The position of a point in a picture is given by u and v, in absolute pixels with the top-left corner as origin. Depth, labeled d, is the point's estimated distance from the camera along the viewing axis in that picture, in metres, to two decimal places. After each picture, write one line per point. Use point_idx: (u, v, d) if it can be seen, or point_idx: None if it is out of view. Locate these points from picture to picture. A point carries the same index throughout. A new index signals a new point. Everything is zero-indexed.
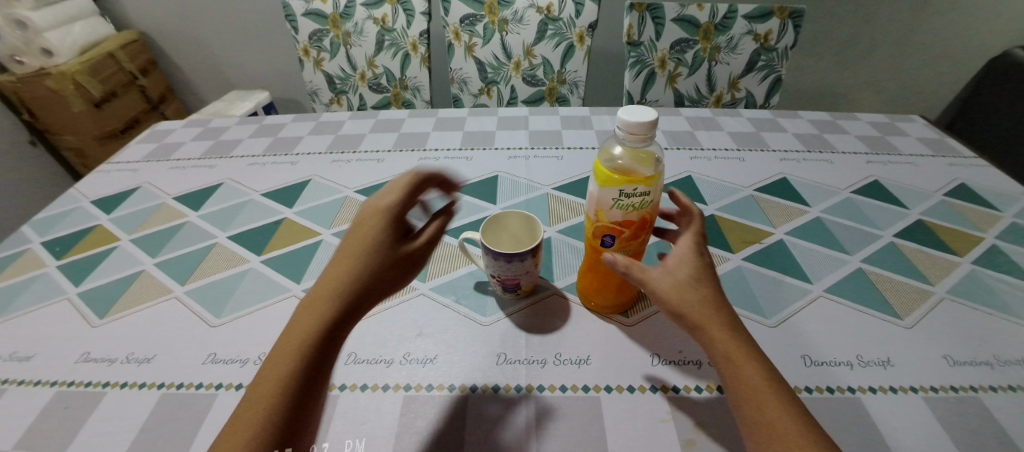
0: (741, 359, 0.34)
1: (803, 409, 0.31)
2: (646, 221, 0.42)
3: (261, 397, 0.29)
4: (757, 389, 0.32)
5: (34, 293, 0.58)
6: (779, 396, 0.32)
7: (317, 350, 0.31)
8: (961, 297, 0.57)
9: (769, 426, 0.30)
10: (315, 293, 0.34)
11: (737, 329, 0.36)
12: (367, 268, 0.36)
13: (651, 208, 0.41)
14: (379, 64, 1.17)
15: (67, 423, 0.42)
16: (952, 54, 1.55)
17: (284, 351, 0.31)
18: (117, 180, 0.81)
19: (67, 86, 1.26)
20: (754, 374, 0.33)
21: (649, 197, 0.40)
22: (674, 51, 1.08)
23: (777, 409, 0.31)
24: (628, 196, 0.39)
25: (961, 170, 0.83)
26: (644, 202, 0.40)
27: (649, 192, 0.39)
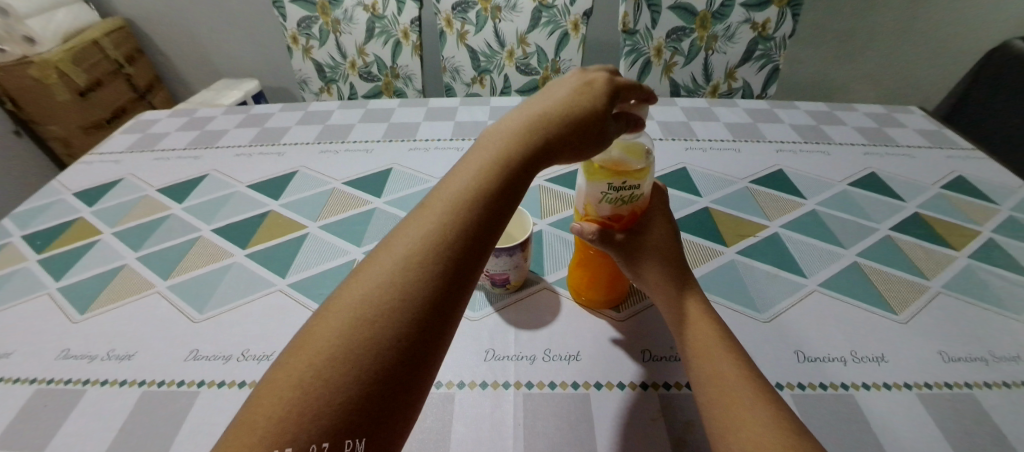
0: (699, 322, 0.37)
1: (752, 366, 0.34)
2: (636, 214, 0.42)
3: (312, 341, 0.23)
4: (707, 346, 0.35)
5: (13, 288, 0.57)
6: (731, 352, 0.35)
7: (376, 303, 0.24)
8: (957, 292, 0.57)
9: (714, 373, 0.33)
10: (402, 236, 0.28)
11: (702, 302, 0.40)
12: (457, 215, 0.28)
13: (641, 201, 0.41)
14: (370, 52, 1.14)
15: (44, 423, 0.41)
16: (953, 45, 1.53)
17: (354, 293, 0.25)
18: (100, 172, 0.79)
19: (50, 74, 1.23)
20: (710, 334, 0.36)
21: (641, 189, 0.39)
22: (670, 39, 1.05)
23: (724, 359, 0.34)
24: (620, 188, 0.38)
25: (959, 162, 0.82)
26: (636, 194, 0.40)
27: (641, 183, 0.39)
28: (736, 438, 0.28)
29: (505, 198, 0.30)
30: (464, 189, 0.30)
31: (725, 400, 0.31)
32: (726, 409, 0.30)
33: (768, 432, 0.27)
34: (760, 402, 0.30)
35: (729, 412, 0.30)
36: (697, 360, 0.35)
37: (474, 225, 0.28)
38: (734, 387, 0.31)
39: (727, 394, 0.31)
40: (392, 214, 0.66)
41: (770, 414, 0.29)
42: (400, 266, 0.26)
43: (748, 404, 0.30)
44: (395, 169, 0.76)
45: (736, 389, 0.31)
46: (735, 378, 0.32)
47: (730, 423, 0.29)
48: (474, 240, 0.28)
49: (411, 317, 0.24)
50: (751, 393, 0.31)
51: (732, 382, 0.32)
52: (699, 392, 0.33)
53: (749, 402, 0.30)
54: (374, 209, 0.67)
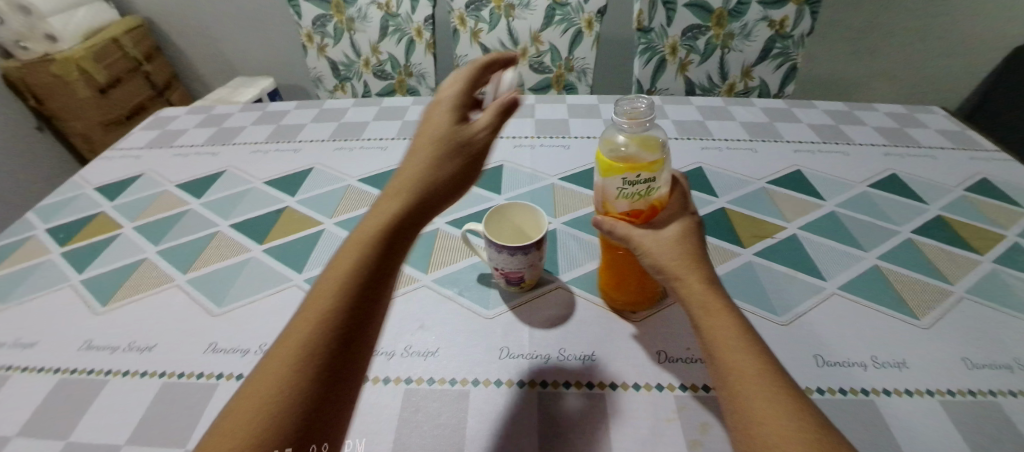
0: (720, 315, 0.33)
1: (773, 358, 0.31)
2: (656, 209, 0.41)
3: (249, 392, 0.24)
4: (732, 342, 0.31)
5: (38, 279, 0.58)
6: (757, 351, 0.31)
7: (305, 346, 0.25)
8: (981, 298, 0.55)
9: (741, 375, 0.29)
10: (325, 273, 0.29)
11: (721, 291, 0.36)
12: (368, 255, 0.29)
13: (659, 195, 0.41)
14: (383, 50, 1.15)
15: (69, 412, 0.42)
16: (976, 43, 1.48)
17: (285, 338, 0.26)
18: (121, 167, 0.80)
19: (71, 72, 1.25)
20: (734, 329, 0.32)
21: (657, 182, 0.39)
22: (685, 37, 1.04)
23: (752, 361, 0.30)
24: (636, 182, 0.38)
25: (982, 164, 0.80)
26: (653, 188, 0.39)
27: (657, 176, 0.38)
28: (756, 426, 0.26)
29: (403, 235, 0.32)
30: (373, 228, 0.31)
31: (757, 406, 0.27)
32: (760, 419, 0.26)
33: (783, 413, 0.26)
34: (796, 412, 0.27)
35: (763, 422, 0.26)
36: (720, 359, 0.31)
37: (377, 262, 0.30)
38: (766, 393, 0.28)
39: (758, 401, 0.27)
40: None
41: (808, 425, 0.26)
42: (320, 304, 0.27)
43: (784, 413, 0.26)
44: None
45: (768, 396, 0.28)
46: (752, 363, 0.30)
47: (750, 410, 0.27)
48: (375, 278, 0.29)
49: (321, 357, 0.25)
50: (786, 402, 0.27)
51: (763, 387, 0.28)
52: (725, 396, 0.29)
53: (784, 411, 0.27)
54: None
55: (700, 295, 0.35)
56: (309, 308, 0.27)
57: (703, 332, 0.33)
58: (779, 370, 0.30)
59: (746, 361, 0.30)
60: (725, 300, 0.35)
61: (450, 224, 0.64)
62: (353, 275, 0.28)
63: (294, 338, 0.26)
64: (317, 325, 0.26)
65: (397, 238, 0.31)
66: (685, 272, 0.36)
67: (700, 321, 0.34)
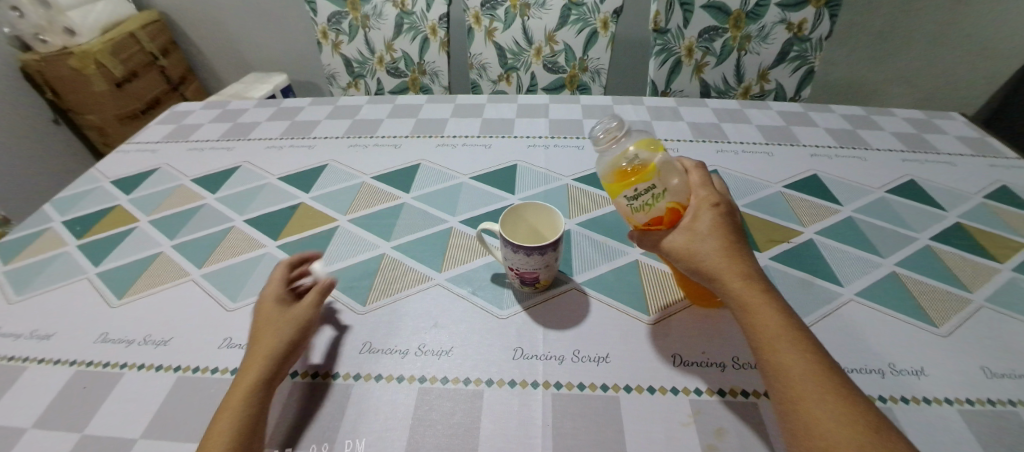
0: (768, 317, 0.34)
1: (823, 358, 0.32)
2: (681, 209, 0.39)
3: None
4: (782, 346, 0.33)
5: (56, 271, 0.59)
6: (807, 352, 0.32)
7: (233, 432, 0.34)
8: (1002, 307, 0.54)
9: (794, 381, 0.31)
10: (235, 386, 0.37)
11: (765, 288, 0.36)
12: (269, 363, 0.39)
13: (676, 196, 0.39)
14: (398, 48, 1.15)
15: (85, 403, 0.42)
16: (997, 49, 1.46)
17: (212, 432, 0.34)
18: (138, 160, 0.81)
19: (88, 65, 1.27)
20: (783, 331, 0.33)
21: (663, 186, 0.38)
22: (701, 39, 1.03)
23: (803, 365, 0.31)
24: (642, 192, 0.38)
25: (1004, 172, 0.78)
26: (663, 191, 0.38)
27: (658, 180, 0.37)
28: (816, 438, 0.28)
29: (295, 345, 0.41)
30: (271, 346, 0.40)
31: (812, 411, 0.29)
32: (818, 425, 0.29)
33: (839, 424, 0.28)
34: (852, 415, 0.28)
35: (819, 428, 0.28)
36: (770, 366, 0.32)
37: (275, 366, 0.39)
38: (821, 398, 0.30)
39: (812, 407, 0.29)
40: (421, 209, 0.66)
41: (864, 426, 0.28)
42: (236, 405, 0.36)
43: (840, 418, 0.28)
44: (423, 165, 0.77)
45: (822, 401, 0.29)
46: (805, 373, 0.31)
47: (807, 423, 0.29)
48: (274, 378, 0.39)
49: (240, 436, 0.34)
50: (841, 405, 0.29)
51: (818, 392, 0.30)
52: (778, 399, 0.31)
53: (839, 415, 0.29)
54: (403, 204, 0.68)
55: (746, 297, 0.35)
56: (227, 408, 0.36)
57: (750, 333, 0.34)
58: (828, 366, 0.32)
59: (798, 365, 0.31)
60: (770, 297, 0.35)
61: (464, 223, 0.64)
62: (261, 378, 0.38)
63: (219, 429, 0.34)
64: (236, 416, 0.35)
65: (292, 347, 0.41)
66: (729, 271, 0.36)
67: (747, 323, 0.35)
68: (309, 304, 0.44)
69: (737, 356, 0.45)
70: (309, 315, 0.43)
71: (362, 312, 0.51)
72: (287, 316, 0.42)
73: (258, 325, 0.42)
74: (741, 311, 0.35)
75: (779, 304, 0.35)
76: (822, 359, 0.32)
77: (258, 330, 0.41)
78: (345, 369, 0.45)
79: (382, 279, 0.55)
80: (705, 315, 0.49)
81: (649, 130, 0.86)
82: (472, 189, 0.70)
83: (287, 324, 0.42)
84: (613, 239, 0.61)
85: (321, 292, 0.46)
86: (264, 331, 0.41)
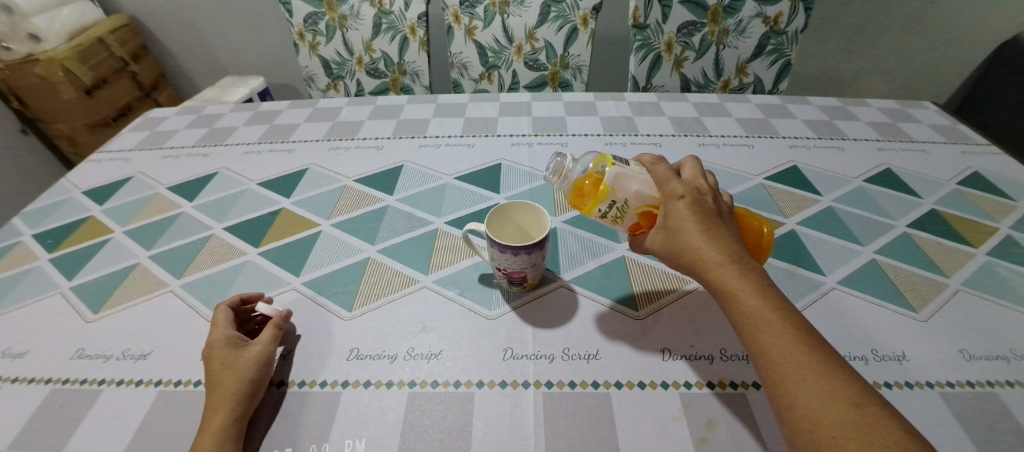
0: (750, 297, 0.32)
1: (812, 339, 0.30)
2: (652, 208, 0.40)
3: None
4: (765, 326, 0.31)
5: (27, 286, 0.56)
6: (791, 329, 0.31)
7: None
8: (976, 290, 0.56)
9: (778, 363, 0.29)
10: (203, 425, 0.36)
11: (747, 265, 0.34)
12: (239, 397, 0.38)
13: (642, 200, 0.40)
14: (377, 48, 1.13)
15: (63, 423, 0.41)
16: (963, 40, 1.50)
17: None
18: (110, 170, 0.78)
19: (56, 72, 1.22)
20: (766, 310, 0.31)
21: (623, 198, 0.40)
22: (680, 34, 1.04)
23: (788, 345, 0.30)
24: (609, 210, 0.41)
25: (974, 158, 0.81)
26: (626, 202, 0.40)
27: (616, 196, 0.40)
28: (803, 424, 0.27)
29: (264, 378, 0.41)
30: (239, 380, 0.39)
31: (796, 393, 0.28)
32: (801, 407, 0.28)
33: (826, 409, 0.27)
34: (839, 394, 0.27)
35: (803, 410, 0.28)
36: (756, 354, 0.31)
37: (247, 399, 0.39)
38: (806, 378, 0.28)
39: (797, 389, 0.28)
40: (406, 212, 0.66)
41: (850, 403, 0.27)
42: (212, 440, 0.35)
43: (825, 397, 0.27)
44: (406, 166, 0.76)
45: (807, 381, 0.28)
46: (789, 358, 0.29)
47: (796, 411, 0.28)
48: (247, 410, 0.38)
49: None
50: (827, 382, 0.28)
51: (802, 372, 0.29)
52: (763, 383, 0.30)
53: (825, 395, 0.27)
54: (387, 206, 0.67)
55: (726, 279, 0.33)
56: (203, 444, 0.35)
57: (734, 319, 0.33)
58: (814, 341, 0.30)
59: (781, 345, 0.30)
60: (752, 274, 0.34)
61: (450, 224, 0.63)
62: (234, 412, 0.37)
63: None
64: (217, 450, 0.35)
65: (260, 379, 0.41)
66: (706, 255, 0.35)
67: (728, 306, 0.33)
68: (267, 342, 0.43)
69: (725, 348, 0.45)
70: (270, 352, 0.43)
71: (349, 318, 0.50)
72: (248, 356, 0.41)
73: (211, 369, 0.40)
74: (722, 294, 0.33)
75: (763, 280, 0.33)
76: (808, 334, 0.31)
77: (212, 375, 0.40)
78: (333, 376, 0.44)
79: (369, 283, 0.54)
80: (692, 309, 0.50)
81: (632, 126, 0.87)
82: (457, 189, 0.70)
83: (247, 364, 0.40)
84: (600, 236, 0.61)
85: (277, 329, 0.45)
86: (220, 375, 0.39)
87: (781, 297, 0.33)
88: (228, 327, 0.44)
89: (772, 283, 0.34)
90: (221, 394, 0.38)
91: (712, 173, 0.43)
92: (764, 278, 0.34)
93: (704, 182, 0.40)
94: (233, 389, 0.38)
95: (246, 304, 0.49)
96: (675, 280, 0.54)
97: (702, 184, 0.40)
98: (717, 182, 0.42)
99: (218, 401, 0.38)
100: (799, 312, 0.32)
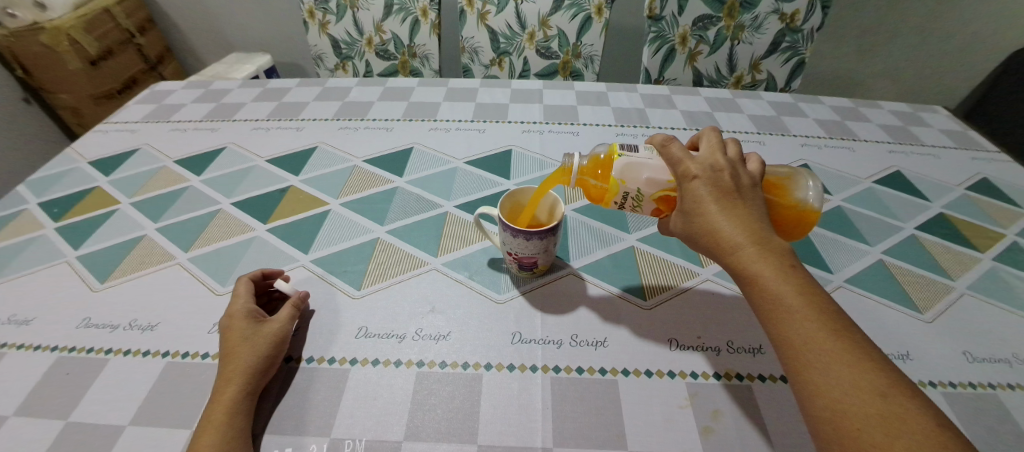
0: (771, 279, 0.31)
1: (836, 323, 0.30)
2: (668, 192, 0.41)
3: None
4: (787, 312, 0.30)
5: (32, 254, 0.56)
6: (816, 314, 0.30)
7: (221, 436, 0.34)
8: (981, 294, 0.56)
9: (801, 351, 0.29)
10: (215, 396, 0.37)
11: (771, 245, 0.33)
12: (251, 373, 0.38)
13: (656, 186, 0.41)
14: (387, 29, 1.12)
15: (70, 391, 0.41)
16: (976, 46, 1.49)
17: (199, 439, 0.33)
18: (117, 141, 0.78)
19: (61, 41, 1.21)
20: (788, 294, 0.31)
21: (635, 188, 0.42)
22: (696, 27, 1.03)
23: (811, 331, 0.29)
24: (624, 200, 0.43)
25: (984, 164, 0.80)
26: (639, 191, 0.42)
27: (627, 187, 0.42)
28: (826, 415, 0.27)
29: (279, 355, 0.41)
30: (255, 356, 0.39)
31: (818, 381, 0.28)
32: (822, 395, 0.27)
33: (850, 399, 0.26)
34: (865, 382, 0.27)
35: (824, 398, 0.27)
36: (779, 340, 0.30)
37: (259, 376, 0.38)
38: (830, 366, 0.28)
39: (818, 376, 0.28)
40: (416, 194, 0.65)
41: (876, 393, 0.26)
42: (222, 414, 0.35)
43: (849, 387, 0.27)
44: (416, 148, 0.75)
45: (831, 369, 0.28)
46: (812, 345, 0.29)
47: (820, 401, 0.27)
48: (257, 388, 0.38)
49: (228, 442, 0.34)
50: (850, 370, 0.27)
51: (826, 360, 0.28)
52: (784, 369, 0.30)
53: (850, 385, 0.27)
54: (396, 188, 0.66)
55: (747, 262, 0.33)
56: (213, 416, 0.35)
57: (755, 303, 0.32)
58: (841, 327, 0.30)
59: (803, 332, 0.29)
60: (775, 255, 0.33)
61: (460, 208, 0.63)
62: (244, 388, 0.37)
63: (206, 437, 0.33)
64: (222, 424, 0.34)
65: (274, 357, 0.40)
66: (726, 237, 0.34)
67: (750, 290, 0.33)
68: (286, 319, 0.43)
69: (732, 341, 0.46)
70: (286, 329, 0.43)
71: (358, 296, 0.50)
72: (267, 331, 0.41)
73: (228, 341, 0.40)
74: (742, 277, 0.33)
75: (787, 261, 0.33)
76: (835, 319, 0.30)
77: (229, 346, 0.40)
78: (342, 354, 0.44)
79: (377, 263, 0.54)
80: (699, 301, 0.50)
81: (643, 118, 0.86)
82: (467, 174, 0.69)
83: (265, 339, 0.41)
84: (610, 225, 0.61)
85: (296, 308, 0.45)
86: (238, 346, 0.39)
87: (806, 279, 0.32)
88: (245, 299, 0.44)
89: (797, 263, 0.33)
90: (234, 367, 0.38)
91: (735, 141, 0.41)
92: (789, 260, 0.33)
93: (722, 156, 0.38)
94: (247, 364, 0.38)
95: (268, 279, 0.49)
96: (685, 272, 0.53)
97: (719, 159, 0.38)
98: (737, 153, 0.40)
99: (230, 374, 0.38)
100: (825, 293, 0.32)
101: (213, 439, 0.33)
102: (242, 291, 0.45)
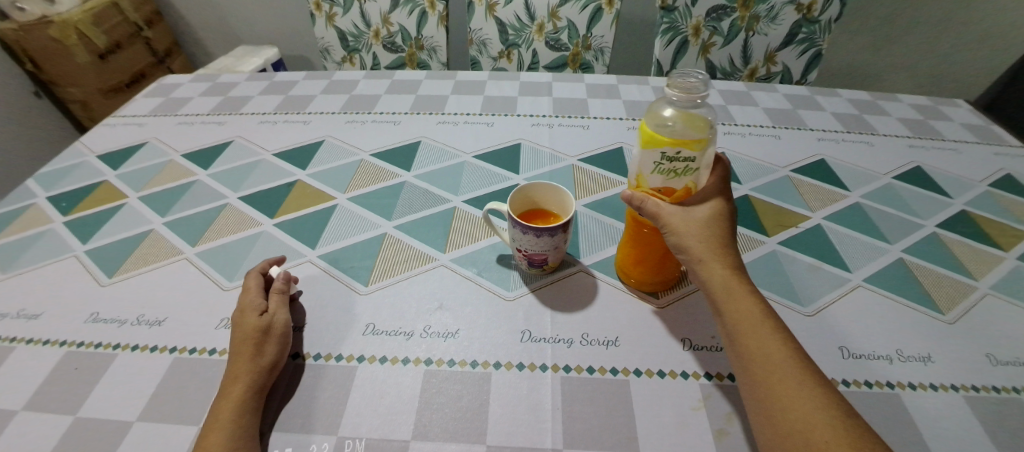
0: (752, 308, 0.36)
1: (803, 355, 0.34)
2: (691, 189, 0.40)
3: None
4: (755, 327, 0.35)
5: (41, 249, 0.56)
6: (787, 344, 0.34)
7: (236, 433, 0.33)
8: (1005, 294, 0.54)
9: (776, 371, 0.32)
10: (222, 394, 0.36)
11: (749, 284, 0.38)
12: (257, 370, 0.38)
13: (698, 177, 0.39)
14: (394, 21, 1.10)
15: (78, 386, 0.41)
16: (999, 38, 1.45)
17: (208, 437, 0.33)
18: (125, 134, 0.78)
19: (69, 35, 1.21)
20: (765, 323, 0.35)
21: (699, 164, 0.38)
22: (709, 18, 1.00)
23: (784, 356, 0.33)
24: (675, 159, 0.37)
25: (1009, 160, 0.77)
26: (694, 168, 0.38)
27: (699, 157, 0.37)
28: (797, 427, 0.29)
29: (283, 349, 0.41)
30: (260, 352, 0.39)
31: (790, 398, 0.31)
32: (794, 410, 0.30)
33: (818, 415, 0.29)
34: (829, 405, 0.30)
35: (793, 411, 0.30)
36: (757, 361, 0.33)
37: (266, 373, 0.38)
38: (799, 387, 0.31)
39: (791, 394, 0.31)
40: (422, 189, 0.64)
41: (837, 415, 0.29)
42: (233, 410, 0.35)
43: (816, 406, 0.30)
44: (423, 142, 0.74)
45: (800, 390, 0.31)
46: (787, 367, 0.32)
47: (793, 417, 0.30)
48: (265, 384, 0.38)
49: (240, 438, 0.33)
50: (816, 392, 0.31)
51: (796, 381, 0.31)
52: (757, 386, 0.33)
53: (816, 404, 0.30)
54: (403, 182, 0.66)
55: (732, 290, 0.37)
56: (222, 413, 0.35)
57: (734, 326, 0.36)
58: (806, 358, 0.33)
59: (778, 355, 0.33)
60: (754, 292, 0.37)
61: (468, 203, 0.62)
62: (251, 385, 0.37)
63: (218, 434, 0.33)
64: (233, 423, 0.34)
65: (279, 352, 0.40)
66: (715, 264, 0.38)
67: (732, 315, 0.36)
68: (283, 313, 0.43)
69: None
70: (286, 324, 0.42)
71: (365, 292, 0.49)
72: (269, 326, 0.41)
73: (238, 337, 0.40)
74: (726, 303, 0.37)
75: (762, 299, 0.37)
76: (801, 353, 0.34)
77: (237, 344, 0.39)
78: (349, 351, 0.43)
79: (384, 259, 0.53)
80: None
81: None
82: (474, 168, 0.68)
83: (268, 335, 0.40)
84: (621, 222, 0.60)
85: (282, 293, 0.45)
86: (245, 344, 0.39)
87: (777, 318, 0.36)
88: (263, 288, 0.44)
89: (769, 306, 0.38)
90: (241, 362, 0.38)
91: None
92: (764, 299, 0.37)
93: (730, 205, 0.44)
94: (256, 360, 0.38)
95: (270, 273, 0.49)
96: None
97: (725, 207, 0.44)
98: None
99: (237, 370, 0.37)
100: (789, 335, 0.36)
101: (223, 439, 0.33)
102: (252, 284, 0.45)
